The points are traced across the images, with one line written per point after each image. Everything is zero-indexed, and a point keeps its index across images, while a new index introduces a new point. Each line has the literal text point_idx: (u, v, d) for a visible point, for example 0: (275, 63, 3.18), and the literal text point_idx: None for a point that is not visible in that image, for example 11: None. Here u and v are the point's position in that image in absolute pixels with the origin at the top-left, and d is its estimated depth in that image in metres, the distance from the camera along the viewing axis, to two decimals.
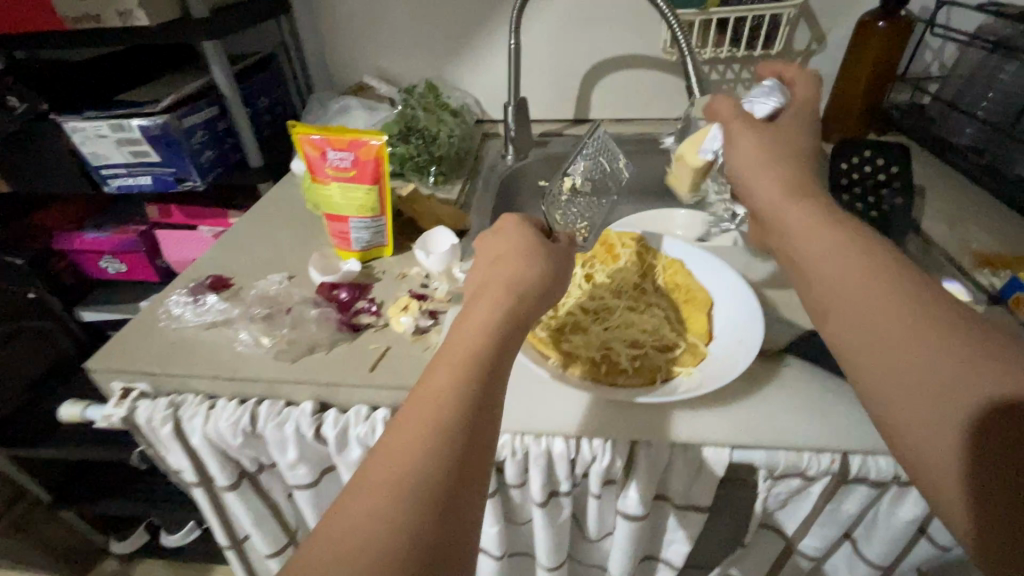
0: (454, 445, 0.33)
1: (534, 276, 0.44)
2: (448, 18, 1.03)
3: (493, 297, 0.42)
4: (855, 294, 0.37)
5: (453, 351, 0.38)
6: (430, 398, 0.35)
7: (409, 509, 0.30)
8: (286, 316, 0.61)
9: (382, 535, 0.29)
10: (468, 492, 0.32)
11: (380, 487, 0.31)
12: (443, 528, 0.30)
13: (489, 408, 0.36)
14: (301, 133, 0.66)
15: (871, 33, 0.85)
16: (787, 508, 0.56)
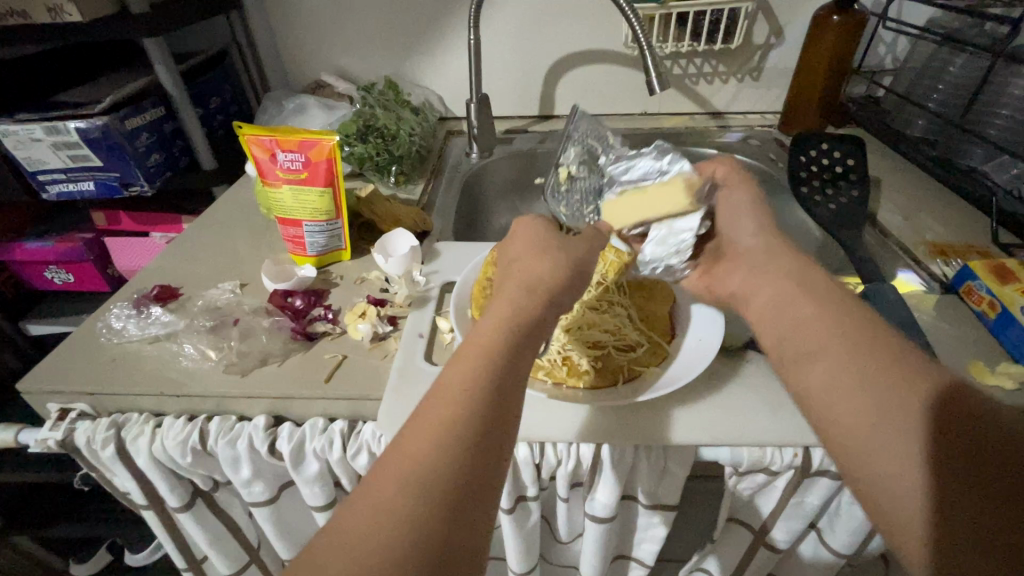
0: (473, 445, 0.32)
1: (556, 273, 0.43)
2: (406, 14, 1.00)
3: (516, 292, 0.41)
4: (833, 345, 0.40)
5: (474, 344, 0.37)
6: (449, 392, 0.34)
7: (423, 509, 0.29)
8: (236, 326, 0.58)
9: (396, 535, 0.28)
10: (482, 496, 0.31)
11: (395, 483, 0.30)
12: (455, 530, 0.29)
13: (508, 410, 0.35)
14: (248, 134, 0.62)
15: (825, 27, 0.85)
16: (752, 503, 0.56)
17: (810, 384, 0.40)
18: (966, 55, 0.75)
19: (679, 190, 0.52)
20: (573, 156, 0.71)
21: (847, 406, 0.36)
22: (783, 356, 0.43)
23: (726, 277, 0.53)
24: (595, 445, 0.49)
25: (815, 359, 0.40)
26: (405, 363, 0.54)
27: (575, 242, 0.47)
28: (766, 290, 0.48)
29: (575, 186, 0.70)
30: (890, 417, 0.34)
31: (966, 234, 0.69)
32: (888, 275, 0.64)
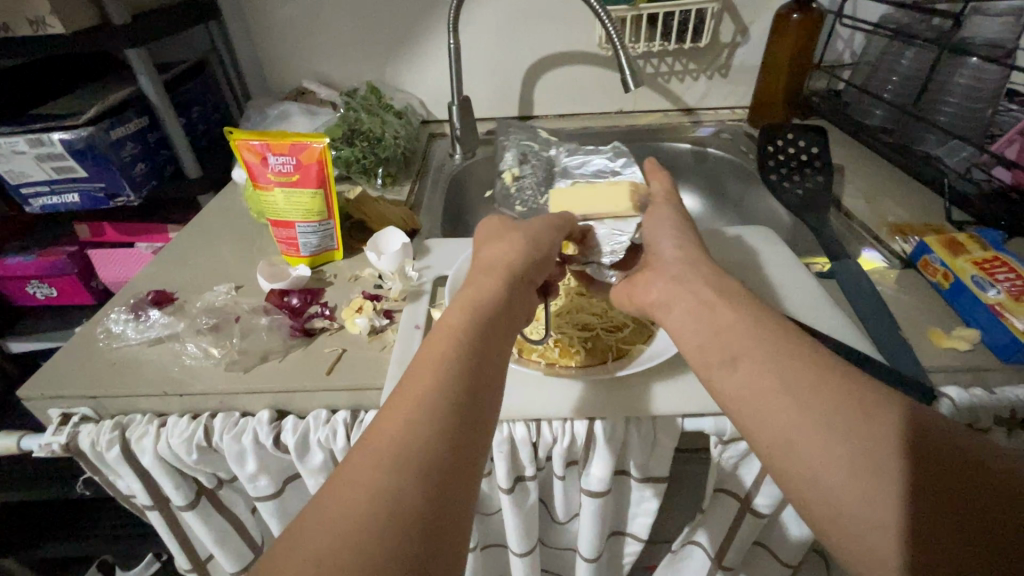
0: (452, 421, 0.34)
1: (519, 267, 0.49)
2: (385, 20, 1.02)
3: (483, 283, 0.46)
4: (763, 329, 0.42)
5: (446, 331, 0.40)
6: (420, 377, 0.36)
7: (408, 481, 0.30)
8: (234, 326, 0.59)
9: (378, 505, 0.29)
10: (467, 469, 0.33)
11: (379, 459, 0.31)
12: (441, 502, 0.31)
13: (483, 390, 0.37)
14: (239, 139, 0.64)
15: (787, 25, 0.90)
16: (736, 472, 0.59)
17: (737, 393, 0.40)
18: (916, 48, 0.80)
19: (624, 194, 0.61)
20: (512, 159, 0.93)
21: (783, 418, 0.37)
22: (705, 363, 0.43)
23: (645, 289, 0.52)
24: (587, 420, 0.52)
25: (739, 362, 0.41)
26: (402, 353, 0.56)
27: (535, 226, 0.54)
28: (683, 300, 0.48)
29: (523, 183, 0.92)
30: (836, 408, 0.36)
31: (922, 213, 0.74)
32: (853, 254, 0.69)
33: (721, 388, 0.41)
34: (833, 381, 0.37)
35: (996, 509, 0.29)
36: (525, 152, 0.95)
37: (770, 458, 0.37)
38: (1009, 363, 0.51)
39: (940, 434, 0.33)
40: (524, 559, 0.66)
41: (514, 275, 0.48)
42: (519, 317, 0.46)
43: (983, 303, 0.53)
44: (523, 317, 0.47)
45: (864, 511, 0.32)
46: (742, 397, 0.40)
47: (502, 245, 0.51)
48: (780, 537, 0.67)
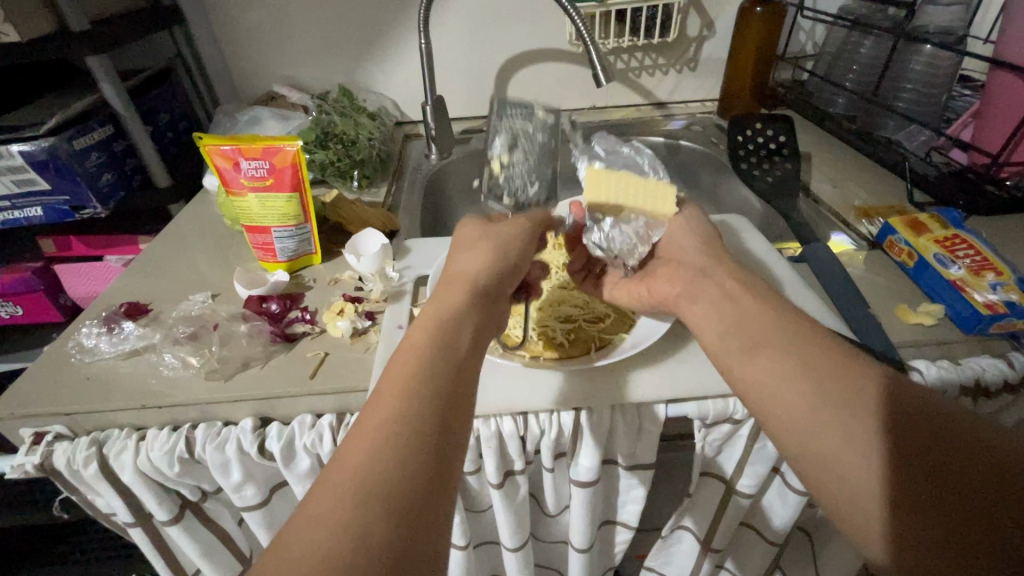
0: (419, 446, 0.34)
1: (483, 281, 0.49)
2: (354, 22, 1.02)
3: (448, 298, 0.46)
4: (776, 321, 0.44)
5: (410, 352, 0.40)
6: (385, 402, 0.36)
7: (375, 512, 0.30)
8: (211, 334, 0.58)
9: (339, 538, 0.29)
10: (435, 493, 0.33)
11: (344, 490, 0.31)
12: (410, 530, 0.31)
13: (451, 409, 0.37)
14: (209, 145, 0.63)
15: (751, 18, 0.93)
16: (720, 453, 0.61)
17: (752, 379, 0.42)
18: (873, 38, 0.83)
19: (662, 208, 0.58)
20: (500, 146, 0.85)
21: (791, 390, 0.40)
22: (726, 351, 0.45)
23: (667, 281, 0.54)
24: (574, 411, 0.53)
25: (759, 351, 0.43)
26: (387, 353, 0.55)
27: (500, 237, 0.54)
28: (706, 293, 0.50)
29: (513, 170, 0.86)
30: (831, 395, 0.38)
31: (886, 196, 0.76)
32: (823, 238, 0.71)
33: (741, 374, 0.43)
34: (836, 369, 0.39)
35: (988, 491, 0.31)
36: (516, 136, 0.86)
37: (775, 428, 0.40)
38: (971, 334, 0.53)
39: (920, 403, 0.36)
40: (518, 554, 0.66)
41: (481, 286, 0.48)
42: (489, 328, 0.46)
43: (944, 278, 0.56)
44: (493, 330, 0.47)
45: (848, 471, 0.35)
46: (756, 390, 0.42)
47: (471, 256, 0.51)
48: (765, 516, 0.68)
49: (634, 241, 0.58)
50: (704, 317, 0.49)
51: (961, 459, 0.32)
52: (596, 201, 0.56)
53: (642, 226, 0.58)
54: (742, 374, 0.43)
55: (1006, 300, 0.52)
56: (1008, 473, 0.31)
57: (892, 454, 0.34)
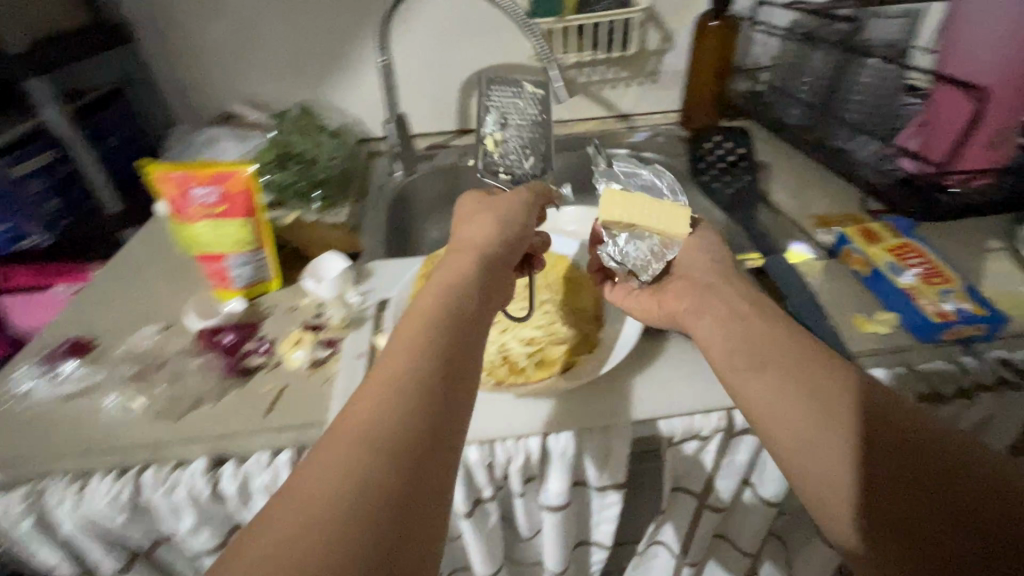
0: (426, 399, 0.34)
1: (490, 248, 0.49)
2: (312, 39, 0.99)
3: (455, 265, 0.46)
4: (775, 338, 0.47)
5: (417, 314, 0.40)
6: (398, 351, 0.36)
7: (384, 452, 0.30)
8: (160, 372, 0.56)
9: (351, 474, 0.29)
10: (443, 441, 0.32)
11: (352, 438, 0.31)
12: (418, 478, 0.30)
13: (460, 363, 0.37)
14: (155, 171, 0.60)
15: (707, 32, 0.94)
16: (690, 471, 0.60)
17: (758, 395, 0.44)
18: (824, 51, 0.85)
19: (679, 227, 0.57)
20: (491, 122, 0.93)
21: (771, 388, 0.43)
22: (732, 367, 0.47)
23: (677, 295, 0.56)
24: (551, 437, 0.52)
25: (767, 368, 0.45)
26: (347, 384, 0.54)
27: (503, 207, 0.55)
28: (715, 309, 0.52)
29: (508, 142, 0.93)
30: (828, 406, 0.41)
31: (842, 205, 0.78)
32: (781, 248, 0.72)
33: (740, 389, 0.45)
34: (829, 380, 0.43)
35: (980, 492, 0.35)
36: (505, 113, 0.93)
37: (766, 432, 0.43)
38: (926, 342, 0.55)
39: (899, 416, 0.39)
40: None
41: (491, 254, 0.48)
42: (498, 293, 0.46)
43: (896, 286, 0.57)
44: (501, 298, 0.47)
45: (827, 477, 0.39)
46: (760, 403, 0.44)
47: (479, 226, 0.52)
48: (738, 528, 0.68)
49: (649, 258, 0.59)
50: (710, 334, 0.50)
51: (933, 471, 0.36)
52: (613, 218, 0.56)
53: (658, 243, 0.59)
54: (738, 387, 0.45)
55: (955, 307, 0.54)
56: (974, 484, 0.35)
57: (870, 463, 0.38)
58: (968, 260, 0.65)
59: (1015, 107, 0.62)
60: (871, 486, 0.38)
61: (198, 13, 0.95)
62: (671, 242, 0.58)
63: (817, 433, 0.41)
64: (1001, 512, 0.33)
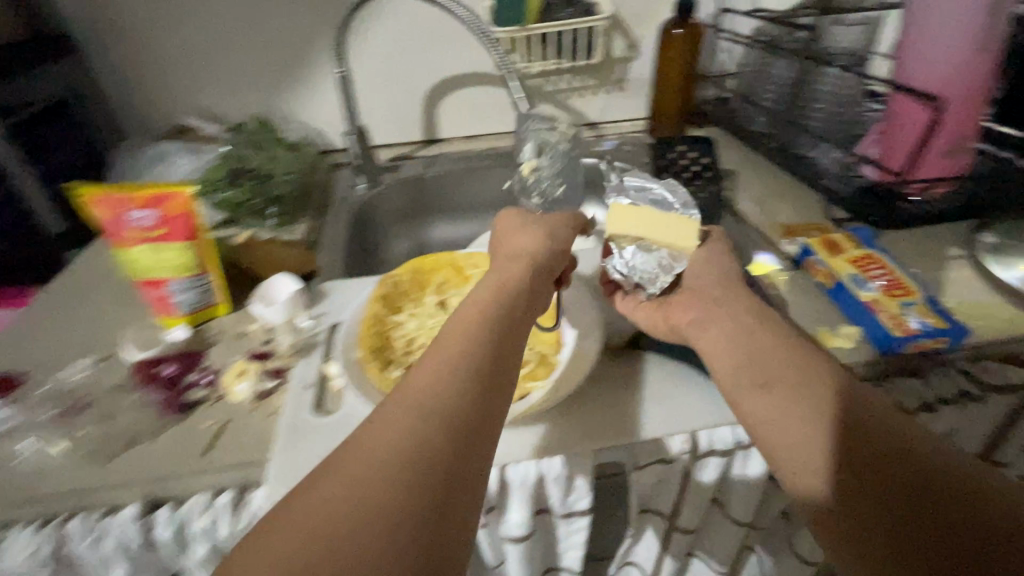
0: (472, 389, 0.37)
1: (539, 257, 0.51)
2: (268, 49, 0.95)
3: (508, 267, 0.49)
4: (777, 351, 0.45)
5: (472, 310, 0.43)
6: (450, 343, 0.40)
7: (437, 433, 0.34)
8: (87, 411, 0.51)
9: (408, 446, 0.32)
10: (484, 432, 0.35)
11: (406, 414, 0.34)
12: (458, 457, 0.33)
13: (503, 363, 0.40)
14: (86, 195, 0.57)
15: (672, 40, 0.92)
16: (658, 493, 0.58)
17: (762, 413, 0.43)
18: (785, 59, 0.85)
19: (684, 242, 0.54)
20: (530, 151, 0.90)
21: (775, 406, 0.42)
22: (735, 384, 0.45)
23: (683, 308, 0.53)
24: (545, 458, 0.49)
25: (771, 389, 0.43)
26: (293, 418, 0.50)
27: (551, 220, 0.56)
28: (720, 322, 0.49)
29: (544, 173, 0.90)
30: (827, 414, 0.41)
31: (808, 213, 0.78)
32: (748, 260, 0.68)
33: (750, 409, 0.43)
34: (826, 386, 0.42)
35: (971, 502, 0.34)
36: (543, 145, 0.90)
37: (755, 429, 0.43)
38: (890, 356, 0.53)
39: (884, 414, 0.39)
40: None
41: (540, 263, 0.50)
42: (541, 299, 0.49)
43: (859, 299, 0.57)
44: (541, 306, 0.49)
45: (822, 485, 0.39)
46: (756, 417, 0.43)
47: (524, 232, 0.54)
48: (711, 546, 0.66)
49: (656, 271, 0.54)
50: (714, 349, 0.48)
51: (906, 470, 0.36)
52: (618, 231, 0.55)
53: (665, 256, 0.54)
54: (746, 406, 0.44)
55: (918, 321, 0.53)
56: (946, 486, 0.35)
57: (849, 459, 0.38)
58: (928, 269, 0.64)
59: (965, 117, 0.63)
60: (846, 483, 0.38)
61: (145, 22, 0.90)
62: (678, 256, 0.54)
63: (813, 440, 0.40)
64: (994, 516, 0.33)
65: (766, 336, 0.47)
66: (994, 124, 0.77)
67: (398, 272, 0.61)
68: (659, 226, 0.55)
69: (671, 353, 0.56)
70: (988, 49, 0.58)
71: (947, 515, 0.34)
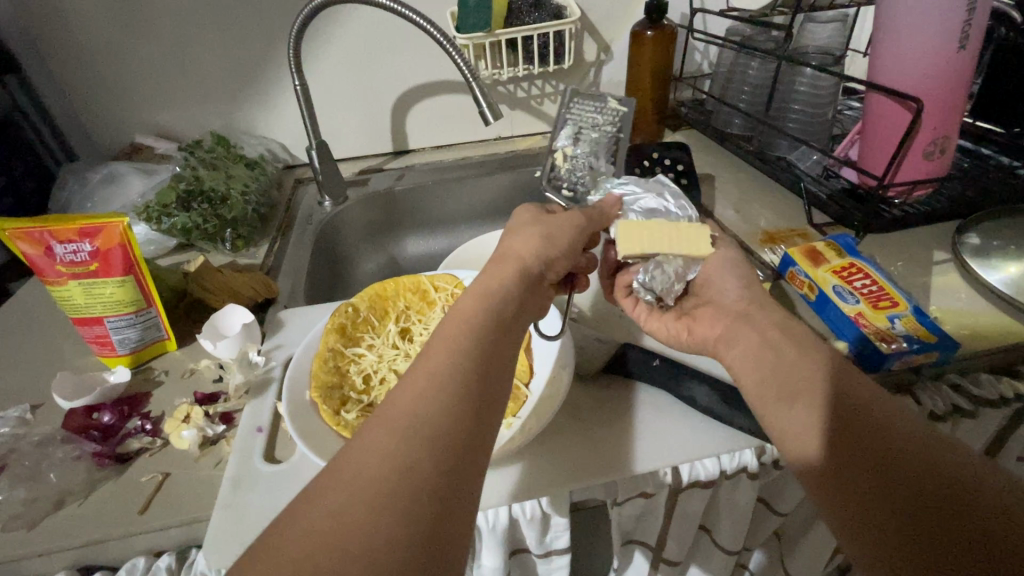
0: (465, 398, 0.33)
1: (537, 262, 0.48)
2: (223, 61, 0.90)
3: (498, 272, 0.45)
4: (801, 365, 0.42)
5: (461, 316, 0.39)
6: (440, 351, 0.36)
7: (423, 454, 0.30)
8: (9, 472, 0.46)
9: (390, 471, 0.28)
10: (475, 451, 0.31)
11: (394, 428, 0.31)
12: (451, 479, 0.29)
13: (495, 374, 0.36)
14: (5, 229, 0.51)
15: (644, 43, 0.89)
16: (641, 525, 0.54)
17: (790, 427, 0.40)
18: (759, 60, 0.83)
19: (699, 248, 0.53)
20: (565, 137, 0.77)
21: (802, 424, 0.39)
22: (763, 398, 0.43)
23: (710, 323, 0.51)
24: (514, 504, 0.46)
25: (797, 401, 0.41)
26: (239, 466, 0.46)
27: (556, 223, 0.52)
28: (745, 335, 0.47)
29: (575, 164, 0.74)
30: (848, 425, 0.37)
31: (788, 218, 0.75)
32: None
33: (776, 425, 0.41)
34: (845, 397, 0.39)
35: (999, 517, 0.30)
36: (580, 128, 0.77)
37: (784, 442, 0.40)
38: (877, 373, 0.50)
39: (884, 418, 0.37)
40: None
41: (534, 271, 0.47)
42: (534, 307, 0.45)
43: (844, 312, 0.54)
44: (530, 316, 0.45)
45: (841, 500, 0.35)
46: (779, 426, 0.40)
47: (522, 234, 0.50)
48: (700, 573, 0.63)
49: (672, 281, 0.53)
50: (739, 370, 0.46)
51: (933, 481, 0.33)
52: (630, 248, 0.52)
53: (681, 263, 0.53)
54: (773, 423, 0.41)
55: (904, 335, 0.50)
56: (950, 494, 0.32)
57: (842, 465, 0.36)
58: (913, 275, 0.62)
59: (946, 116, 0.60)
60: (835, 490, 0.36)
61: (89, 35, 0.85)
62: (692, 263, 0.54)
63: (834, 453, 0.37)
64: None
65: (781, 357, 0.44)
66: (971, 120, 0.76)
67: (356, 299, 0.57)
68: (670, 239, 0.53)
69: (651, 378, 0.52)
70: (966, 46, 0.55)
71: (943, 527, 0.31)
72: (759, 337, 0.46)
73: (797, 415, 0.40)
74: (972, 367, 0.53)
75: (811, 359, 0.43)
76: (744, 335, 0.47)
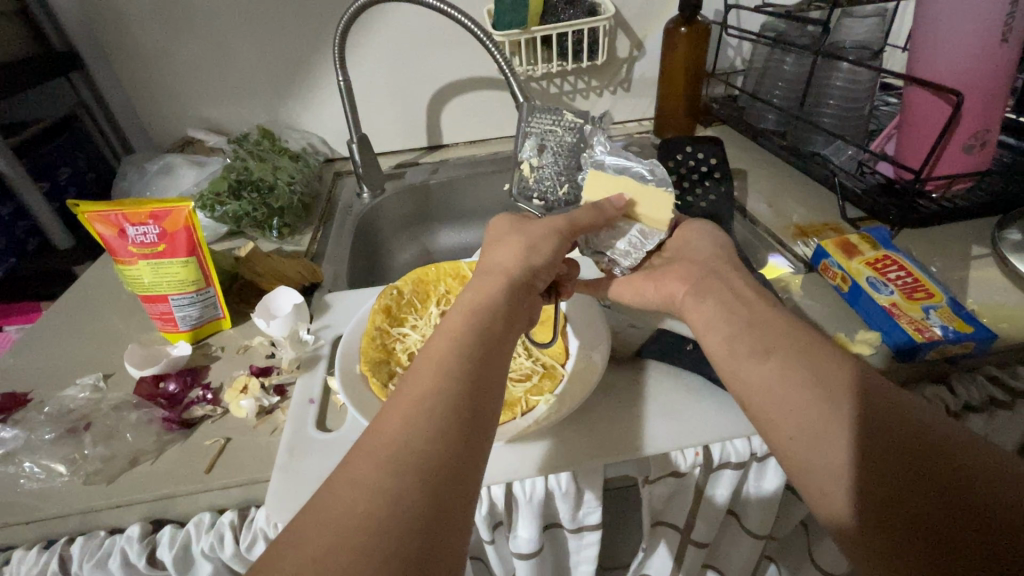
0: (450, 421, 0.33)
1: (524, 272, 0.45)
2: (270, 58, 0.94)
3: (479, 289, 0.43)
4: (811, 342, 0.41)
5: (444, 336, 0.38)
6: (425, 373, 0.35)
7: (409, 484, 0.29)
8: (90, 431, 0.50)
9: (372, 503, 0.28)
10: (464, 475, 0.31)
11: (378, 461, 0.30)
12: (441, 505, 0.29)
13: (482, 390, 0.35)
14: (85, 212, 0.56)
15: (677, 38, 0.90)
16: (671, 506, 0.56)
17: (751, 385, 0.41)
18: (795, 54, 0.83)
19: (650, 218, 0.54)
20: (530, 147, 0.69)
21: (812, 434, 0.36)
22: (733, 354, 0.43)
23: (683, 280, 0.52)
24: (549, 475, 0.48)
25: (773, 355, 0.41)
26: (292, 437, 0.49)
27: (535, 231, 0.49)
28: (720, 291, 0.48)
29: (544, 175, 0.68)
30: (861, 443, 0.35)
31: (820, 212, 0.75)
32: (760, 262, 0.67)
33: (745, 375, 0.41)
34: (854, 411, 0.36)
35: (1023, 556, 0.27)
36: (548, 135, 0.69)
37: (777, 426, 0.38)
38: (910, 363, 0.51)
39: (899, 440, 0.34)
40: None
41: (522, 281, 0.45)
42: (524, 318, 0.44)
43: (878, 302, 0.55)
44: (523, 324, 0.44)
45: (863, 530, 0.33)
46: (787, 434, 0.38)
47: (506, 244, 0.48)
48: (727, 557, 0.64)
49: (629, 250, 0.55)
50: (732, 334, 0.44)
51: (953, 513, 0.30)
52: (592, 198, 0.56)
53: (636, 233, 0.55)
54: (743, 377, 0.41)
55: (941, 326, 0.51)
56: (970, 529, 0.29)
57: (862, 502, 0.33)
58: (951, 269, 0.62)
59: (988, 110, 0.60)
60: (856, 533, 0.33)
61: (147, 34, 0.90)
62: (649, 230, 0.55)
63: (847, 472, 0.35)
64: None
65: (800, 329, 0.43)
66: (1013, 115, 0.75)
67: (401, 283, 0.61)
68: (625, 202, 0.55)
69: (682, 363, 0.54)
70: (1010, 40, 0.55)
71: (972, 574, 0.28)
72: (773, 305, 0.46)
73: (808, 441, 0.36)
74: (1011, 359, 0.53)
75: (827, 379, 0.38)
76: (759, 310, 0.45)
